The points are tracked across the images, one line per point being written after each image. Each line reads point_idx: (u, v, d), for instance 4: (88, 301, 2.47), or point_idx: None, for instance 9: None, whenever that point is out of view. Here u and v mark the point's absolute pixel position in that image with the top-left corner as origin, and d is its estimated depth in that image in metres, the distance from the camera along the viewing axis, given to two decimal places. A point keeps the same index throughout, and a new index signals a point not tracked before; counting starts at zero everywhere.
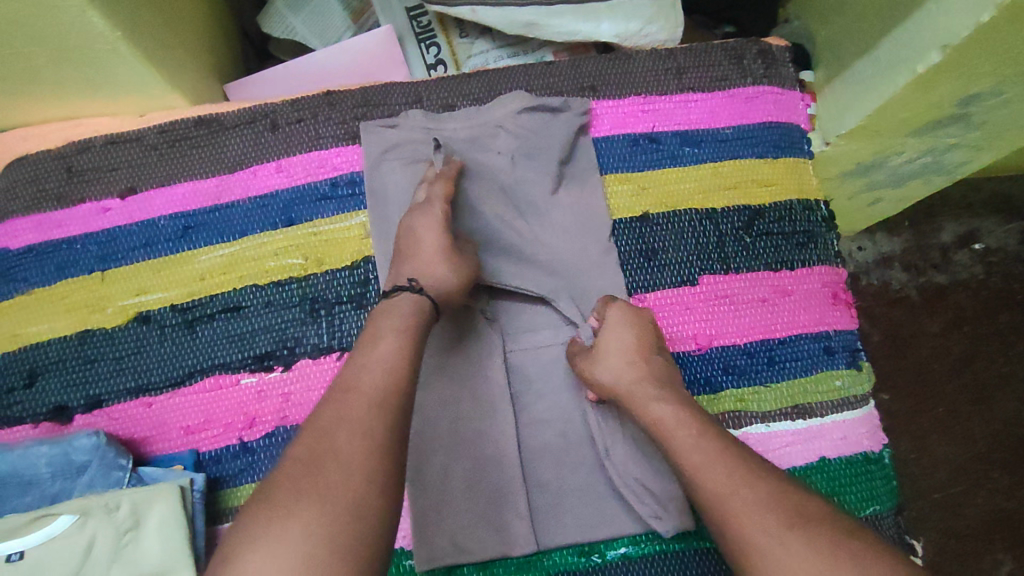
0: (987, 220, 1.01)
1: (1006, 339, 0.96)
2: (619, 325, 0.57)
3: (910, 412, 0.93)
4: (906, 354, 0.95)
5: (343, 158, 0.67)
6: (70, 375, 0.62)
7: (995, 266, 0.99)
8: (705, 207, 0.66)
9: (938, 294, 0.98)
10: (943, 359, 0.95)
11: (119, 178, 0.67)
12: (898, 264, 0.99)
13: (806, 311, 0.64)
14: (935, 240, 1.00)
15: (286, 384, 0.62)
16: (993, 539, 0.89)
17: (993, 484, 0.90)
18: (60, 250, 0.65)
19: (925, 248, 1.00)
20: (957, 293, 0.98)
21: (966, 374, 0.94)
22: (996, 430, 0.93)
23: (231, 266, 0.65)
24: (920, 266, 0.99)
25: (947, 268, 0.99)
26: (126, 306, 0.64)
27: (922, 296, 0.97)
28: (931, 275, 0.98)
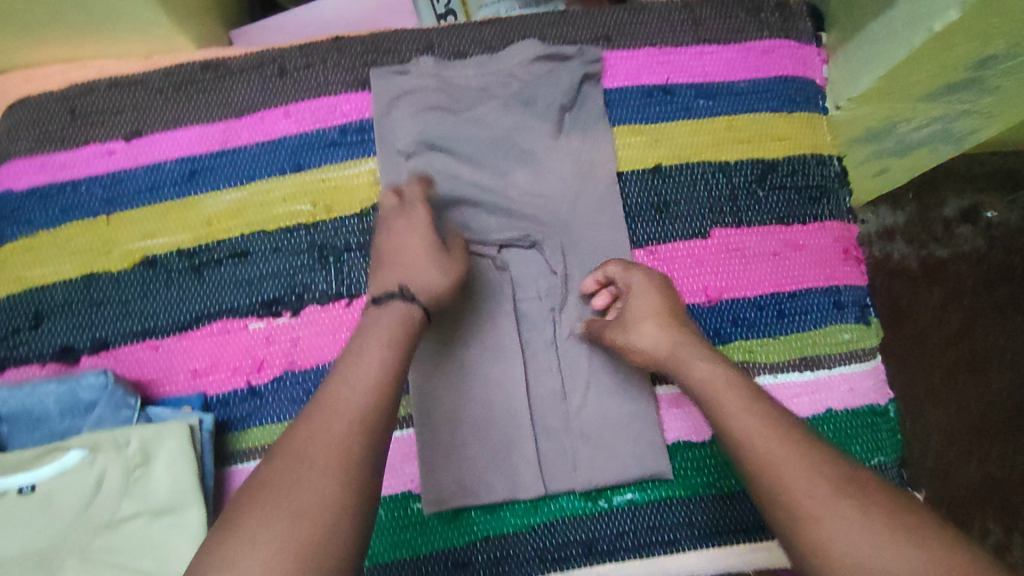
0: (991, 194, 0.95)
1: (1005, 312, 0.91)
2: (641, 289, 0.55)
3: (906, 382, 0.89)
4: (905, 326, 0.91)
5: (351, 105, 0.66)
6: (76, 317, 0.62)
7: (998, 239, 0.94)
8: (718, 160, 0.65)
9: (937, 266, 0.93)
10: (940, 329, 0.91)
11: (124, 122, 0.66)
12: (900, 238, 0.94)
13: (818, 266, 0.63)
14: (937, 214, 0.95)
15: (295, 330, 0.61)
16: (985, 509, 0.86)
17: (986, 455, 0.87)
18: (64, 191, 0.64)
19: (927, 221, 0.94)
20: (955, 266, 0.93)
21: (963, 344, 0.90)
22: (993, 400, 0.89)
23: (239, 211, 0.64)
24: (921, 239, 0.94)
25: (947, 241, 0.94)
26: (132, 250, 0.63)
27: (921, 268, 0.92)
28: (931, 249, 0.93)
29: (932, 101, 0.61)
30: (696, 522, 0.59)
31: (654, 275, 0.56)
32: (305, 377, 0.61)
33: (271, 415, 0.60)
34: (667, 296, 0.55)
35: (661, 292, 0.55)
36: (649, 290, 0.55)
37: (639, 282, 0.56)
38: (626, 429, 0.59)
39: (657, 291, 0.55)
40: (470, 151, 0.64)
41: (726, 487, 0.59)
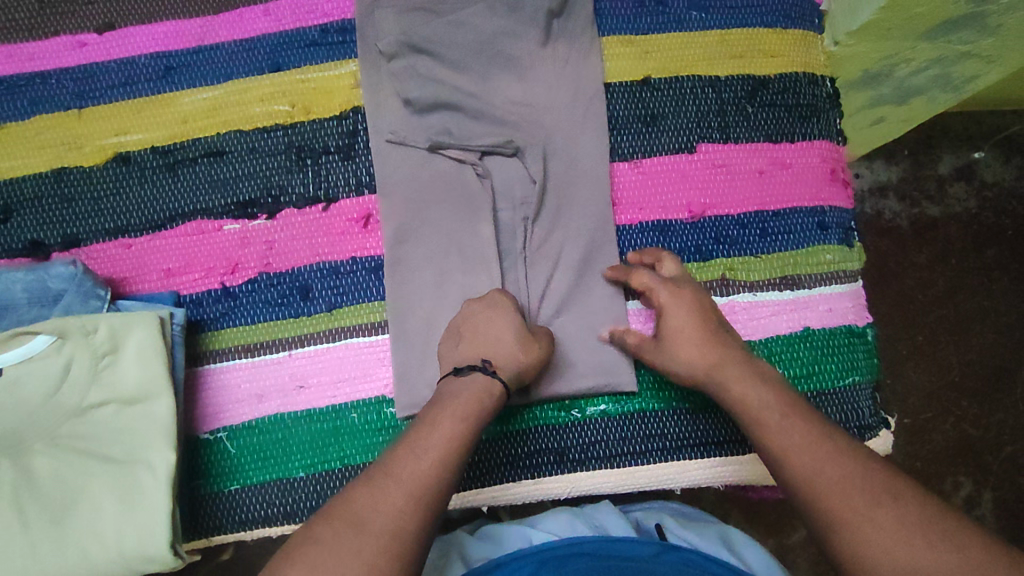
0: (987, 153, 0.94)
1: (992, 274, 0.91)
2: (671, 307, 0.54)
3: (888, 338, 0.90)
4: (890, 284, 0.91)
5: (333, 5, 0.64)
6: (46, 213, 0.60)
7: (989, 201, 0.93)
8: (709, 75, 0.64)
9: (928, 226, 0.92)
10: (926, 289, 0.91)
11: (97, 13, 0.63)
12: (892, 195, 0.93)
13: (804, 185, 0.62)
14: (932, 172, 0.93)
15: (271, 233, 0.60)
16: (956, 464, 0.87)
17: (961, 412, 0.88)
18: (33, 83, 0.62)
19: (920, 179, 0.93)
20: (946, 226, 0.92)
21: (948, 304, 0.90)
22: (973, 358, 0.89)
23: (215, 110, 0.62)
24: (914, 197, 0.92)
25: (940, 201, 0.93)
26: (103, 146, 0.61)
27: (911, 226, 0.92)
28: (923, 207, 0.92)
29: (928, 41, 0.60)
30: (669, 434, 0.59)
31: (671, 283, 0.55)
32: (279, 279, 0.60)
33: (244, 317, 0.59)
34: (697, 300, 0.54)
35: (687, 299, 0.54)
36: (681, 304, 0.54)
37: (667, 302, 0.54)
38: (601, 340, 0.59)
39: (685, 296, 0.54)
40: (453, 58, 0.62)
41: (700, 401, 0.59)
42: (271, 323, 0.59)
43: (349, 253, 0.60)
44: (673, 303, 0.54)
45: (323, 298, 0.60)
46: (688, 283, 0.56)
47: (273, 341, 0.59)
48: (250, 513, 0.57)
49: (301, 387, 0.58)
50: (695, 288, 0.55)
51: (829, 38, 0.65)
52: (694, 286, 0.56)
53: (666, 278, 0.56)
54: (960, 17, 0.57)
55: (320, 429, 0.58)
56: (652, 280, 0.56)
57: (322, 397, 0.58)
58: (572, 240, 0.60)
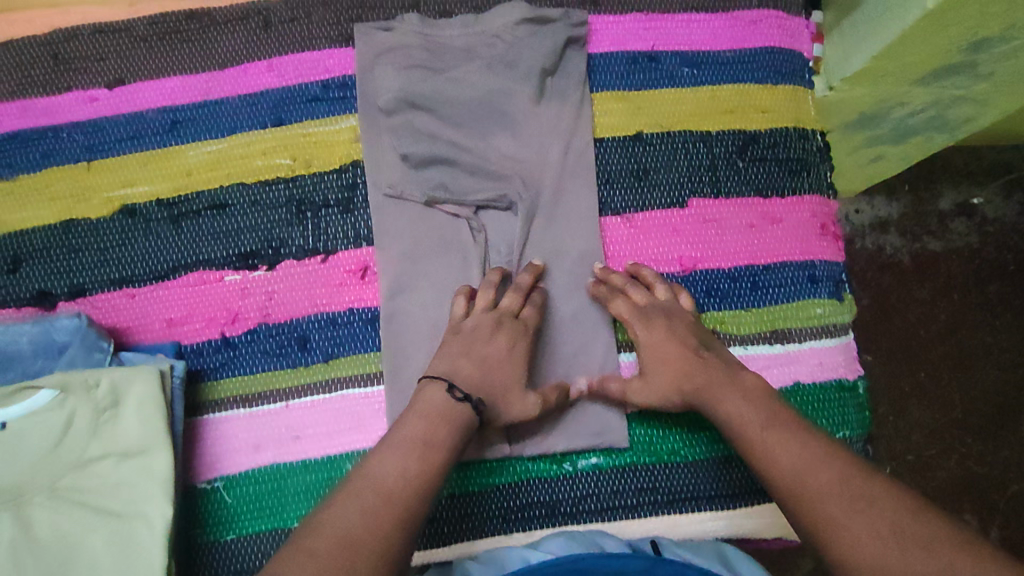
0: (988, 188, 0.94)
1: (996, 310, 0.91)
2: (649, 343, 0.57)
3: (892, 376, 0.90)
4: (892, 320, 0.91)
5: (335, 61, 0.66)
6: (53, 263, 0.62)
7: (991, 236, 0.93)
8: (699, 130, 0.65)
9: (928, 261, 0.92)
10: (928, 324, 0.91)
11: (108, 69, 0.65)
12: (894, 231, 0.93)
13: (794, 239, 0.64)
14: (932, 208, 0.94)
15: (271, 283, 0.62)
16: (961, 502, 0.87)
17: (965, 449, 0.88)
18: (46, 137, 0.64)
19: (922, 215, 0.93)
20: (948, 262, 0.93)
21: (950, 341, 0.91)
22: (976, 395, 0.89)
23: (219, 163, 0.64)
24: (915, 232, 0.93)
25: (942, 236, 0.93)
26: (111, 198, 0.63)
27: (913, 262, 0.92)
28: (924, 242, 0.93)
29: (925, 86, 0.61)
30: (660, 487, 0.59)
31: (644, 315, 0.58)
32: (278, 330, 0.61)
33: (243, 367, 0.61)
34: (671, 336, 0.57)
35: (660, 332, 0.57)
36: (658, 338, 0.57)
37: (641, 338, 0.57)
38: (590, 396, 0.60)
39: (659, 328, 0.57)
40: (450, 115, 0.64)
41: (692, 455, 0.60)
42: (269, 374, 0.60)
43: (346, 303, 0.62)
44: (651, 341, 0.57)
45: (320, 348, 0.61)
46: (658, 310, 0.58)
47: (270, 390, 0.60)
48: (246, 562, 0.57)
49: (297, 437, 0.59)
50: (666, 314, 0.58)
51: (823, 85, 0.68)
52: (667, 313, 0.58)
53: (637, 307, 0.58)
54: (952, 65, 0.57)
55: (315, 479, 0.59)
56: (626, 310, 0.59)
57: (317, 447, 0.59)
58: (561, 291, 0.62)
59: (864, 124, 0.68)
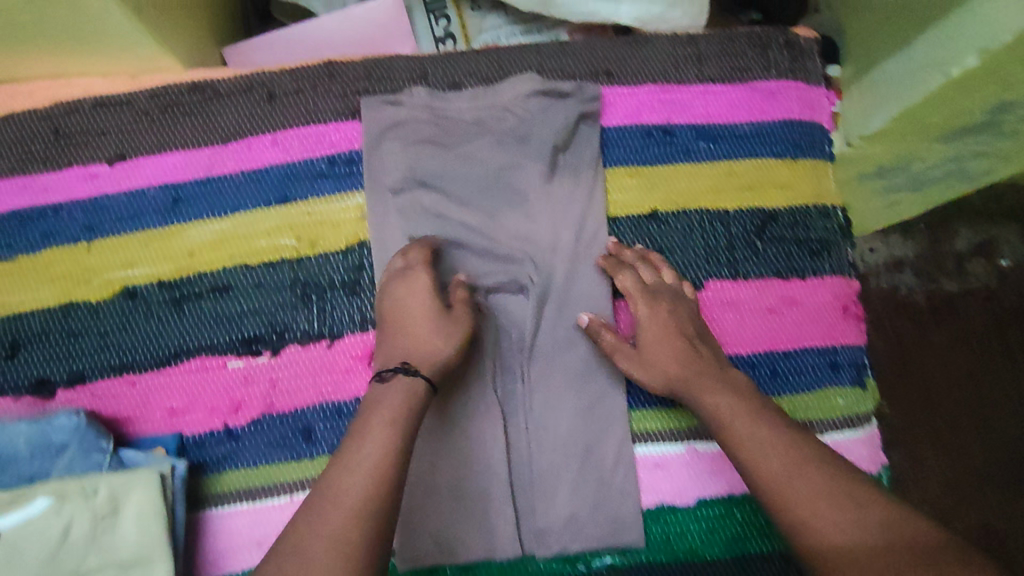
0: (1008, 229, 0.91)
1: (1015, 356, 0.88)
2: (647, 322, 0.58)
3: (909, 425, 0.86)
4: (911, 370, 0.87)
5: (341, 135, 0.64)
6: (53, 348, 0.60)
7: (1010, 279, 0.90)
8: (716, 208, 0.64)
9: (945, 302, 0.89)
10: (946, 369, 0.88)
11: (108, 144, 0.63)
12: (909, 270, 0.89)
13: (815, 324, 0.62)
14: (949, 248, 0.90)
15: (275, 370, 0.61)
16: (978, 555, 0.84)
17: (983, 500, 0.85)
18: (45, 216, 0.62)
19: (939, 257, 0.90)
20: (967, 304, 0.90)
21: (968, 388, 0.88)
22: (996, 445, 0.86)
23: (222, 243, 0.62)
24: (930, 273, 0.90)
25: (960, 278, 0.90)
26: (110, 280, 0.61)
27: (929, 304, 0.89)
28: (940, 283, 0.90)
29: (946, 144, 0.58)
30: None
31: (649, 292, 0.59)
32: (283, 420, 0.60)
33: (247, 459, 0.59)
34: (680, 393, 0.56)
35: (661, 311, 0.58)
36: (657, 319, 0.58)
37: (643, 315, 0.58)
38: (603, 493, 0.59)
39: (661, 309, 0.58)
40: (460, 193, 0.62)
41: (707, 555, 0.59)
42: (273, 466, 0.59)
43: (352, 392, 0.60)
44: (650, 318, 0.58)
45: (325, 440, 0.59)
46: (662, 291, 0.59)
47: (273, 484, 0.59)
48: None
49: None
50: (671, 297, 0.59)
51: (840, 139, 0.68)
52: (672, 297, 0.59)
53: (643, 283, 0.60)
54: (976, 126, 0.54)
55: None
56: (632, 283, 0.59)
57: None
58: (572, 380, 0.61)
59: (879, 181, 0.66)
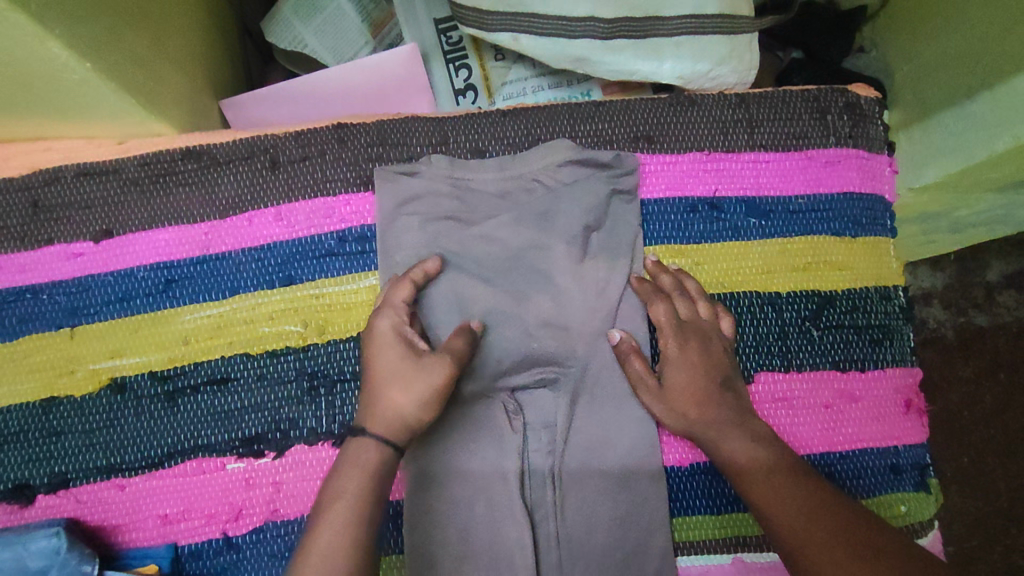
0: None
1: None
2: (675, 365, 0.53)
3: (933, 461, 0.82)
4: (934, 402, 0.82)
5: (352, 208, 0.58)
6: (32, 448, 0.55)
7: None
8: (768, 290, 0.57)
9: (974, 335, 0.83)
10: (972, 405, 0.82)
11: (94, 218, 0.57)
12: (938, 303, 0.84)
13: (875, 421, 0.57)
14: (979, 278, 0.84)
15: (278, 472, 0.54)
16: None
17: (1011, 541, 0.79)
18: (23, 299, 0.56)
19: (967, 287, 0.84)
20: (994, 336, 0.83)
21: (996, 424, 0.81)
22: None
23: (220, 329, 0.56)
24: (961, 304, 0.83)
25: (989, 309, 0.83)
26: (97, 371, 0.56)
27: (958, 339, 0.83)
28: (970, 315, 0.83)
29: None
30: None
31: (680, 329, 0.53)
32: (288, 528, 0.54)
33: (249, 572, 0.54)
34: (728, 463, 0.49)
35: (692, 356, 0.53)
36: (687, 361, 0.52)
37: (672, 355, 0.53)
38: None
39: (692, 352, 0.53)
40: (477, 279, 0.56)
41: None
42: None
43: None
44: (678, 360, 0.53)
45: None
46: (697, 331, 0.53)
47: None
48: None
49: None
50: (703, 337, 0.53)
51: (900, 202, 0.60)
52: (705, 334, 0.53)
53: (678, 318, 0.54)
54: None
55: None
56: (664, 315, 0.54)
57: None
58: (609, 485, 0.55)
59: None
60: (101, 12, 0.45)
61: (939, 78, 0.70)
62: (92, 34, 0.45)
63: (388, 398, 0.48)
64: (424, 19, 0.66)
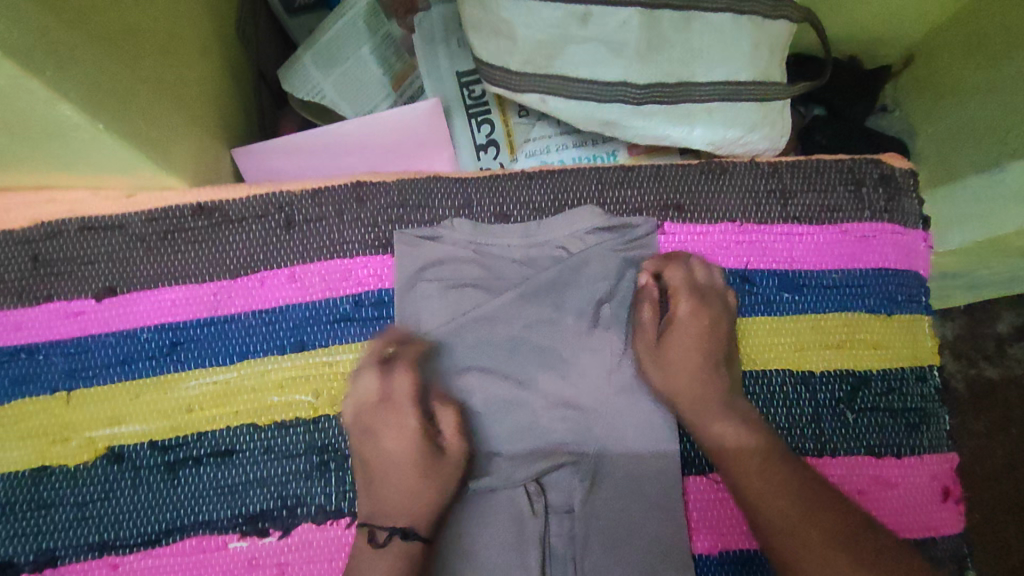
0: None
1: None
2: (683, 327, 0.53)
3: None
4: None
5: (369, 271, 0.55)
6: (20, 522, 0.51)
7: None
8: (801, 368, 0.55)
9: (985, 389, 0.79)
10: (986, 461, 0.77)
11: (97, 275, 0.54)
12: (947, 353, 0.81)
13: (911, 510, 0.54)
14: (989, 330, 0.81)
15: (284, 553, 0.51)
16: None
17: None
18: (17, 360, 0.53)
19: (978, 338, 0.81)
20: (1004, 389, 0.79)
21: None
22: None
23: (226, 397, 0.53)
24: (971, 356, 0.80)
25: (998, 361, 0.80)
26: (93, 439, 0.52)
27: (969, 391, 0.79)
28: (980, 367, 0.80)
29: None
30: None
31: (699, 290, 0.54)
32: None
33: None
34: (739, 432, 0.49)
35: (703, 318, 0.53)
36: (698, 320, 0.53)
37: (680, 319, 0.54)
38: None
39: (699, 322, 0.53)
40: (482, 362, 0.54)
41: None
42: None
43: None
44: (686, 320, 0.53)
45: None
46: (716, 298, 0.54)
47: None
48: None
49: None
50: (717, 310, 0.54)
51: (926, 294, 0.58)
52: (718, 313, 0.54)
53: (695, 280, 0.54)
54: None
55: None
56: (678, 279, 0.54)
57: None
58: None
59: None
60: (116, 70, 0.43)
61: (965, 142, 0.68)
62: (106, 96, 0.42)
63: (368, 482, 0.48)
64: (446, 71, 0.64)
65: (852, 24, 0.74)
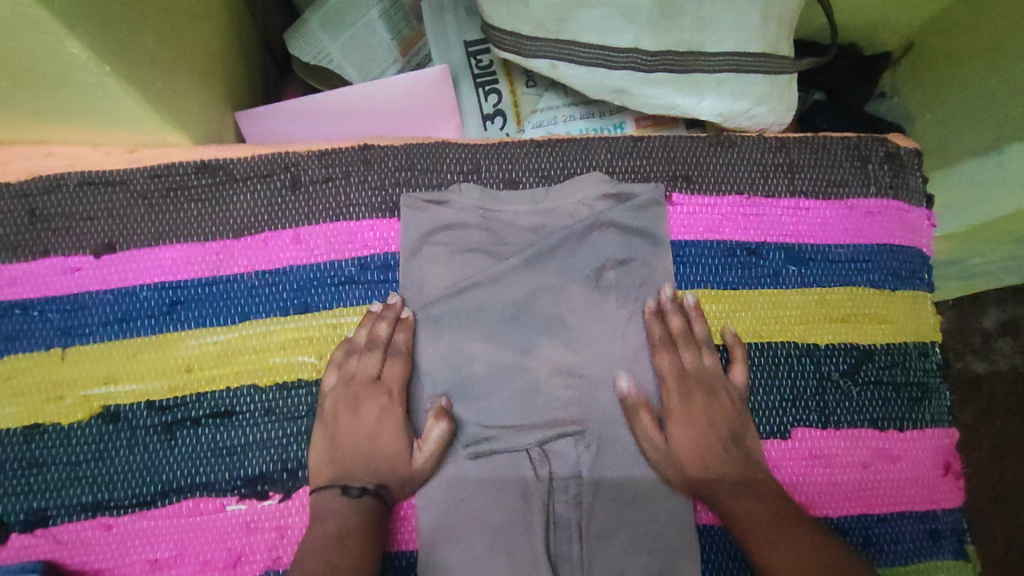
0: None
1: None
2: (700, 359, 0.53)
3: None
4: None
5: (375, 234, 0.54)
6: (11, 480, 0.50)
7: None
8: (806, 341, 0.55)
9: (972, 381, 0.80)
10: (967, 450, 0.78)
11: (95, 231, 0.53)
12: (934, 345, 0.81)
13: (914, 486, 0.55)
14: (976, 324, 0.81)
15: (284, 516, 0.50)
16: None
17: None
18: (11, 315, 0.52)
19: (965, 331, 0.81)
20: (990, 384, 0.79)
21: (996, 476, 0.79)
22: None
23: (226, 358, 0.52)
24: (958, 349, 0.81)
25: (985, 354, 0.80)
26: (88, 398, 0.51)
27: (955, 383, 0.80)
28: (967, 360, 0.80)
29: None
30: None
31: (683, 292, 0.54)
32: None
33: None
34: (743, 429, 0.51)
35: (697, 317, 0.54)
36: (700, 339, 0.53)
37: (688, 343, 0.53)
38: None
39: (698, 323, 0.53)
40: (487, 328, 0.54)
41: None
42: None
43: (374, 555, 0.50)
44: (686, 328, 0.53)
45: None
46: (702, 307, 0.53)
47: None
48: None
49: None
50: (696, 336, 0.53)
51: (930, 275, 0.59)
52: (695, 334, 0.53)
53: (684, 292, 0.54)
54: None
55: None
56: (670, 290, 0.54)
57: None
58: (637, 543, 0.51)
59: None
60: (124, 12, 0.42)
61: (963, 128, 0.69)
62: (114, 37, 0.41)
63: (366, 440, 0.49)
64: (454, 39, 0.64)
65: (856, 14, 0.74)
